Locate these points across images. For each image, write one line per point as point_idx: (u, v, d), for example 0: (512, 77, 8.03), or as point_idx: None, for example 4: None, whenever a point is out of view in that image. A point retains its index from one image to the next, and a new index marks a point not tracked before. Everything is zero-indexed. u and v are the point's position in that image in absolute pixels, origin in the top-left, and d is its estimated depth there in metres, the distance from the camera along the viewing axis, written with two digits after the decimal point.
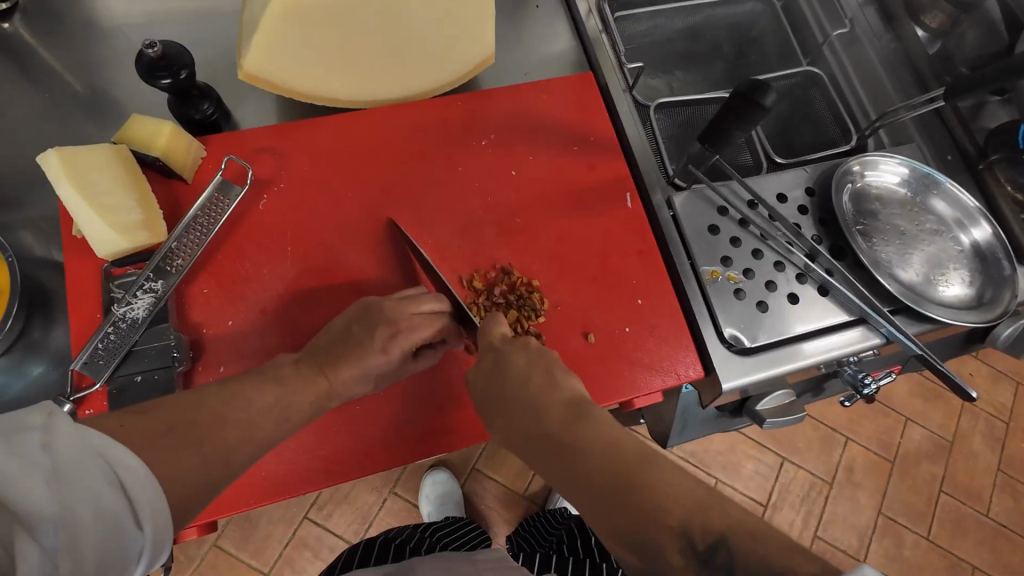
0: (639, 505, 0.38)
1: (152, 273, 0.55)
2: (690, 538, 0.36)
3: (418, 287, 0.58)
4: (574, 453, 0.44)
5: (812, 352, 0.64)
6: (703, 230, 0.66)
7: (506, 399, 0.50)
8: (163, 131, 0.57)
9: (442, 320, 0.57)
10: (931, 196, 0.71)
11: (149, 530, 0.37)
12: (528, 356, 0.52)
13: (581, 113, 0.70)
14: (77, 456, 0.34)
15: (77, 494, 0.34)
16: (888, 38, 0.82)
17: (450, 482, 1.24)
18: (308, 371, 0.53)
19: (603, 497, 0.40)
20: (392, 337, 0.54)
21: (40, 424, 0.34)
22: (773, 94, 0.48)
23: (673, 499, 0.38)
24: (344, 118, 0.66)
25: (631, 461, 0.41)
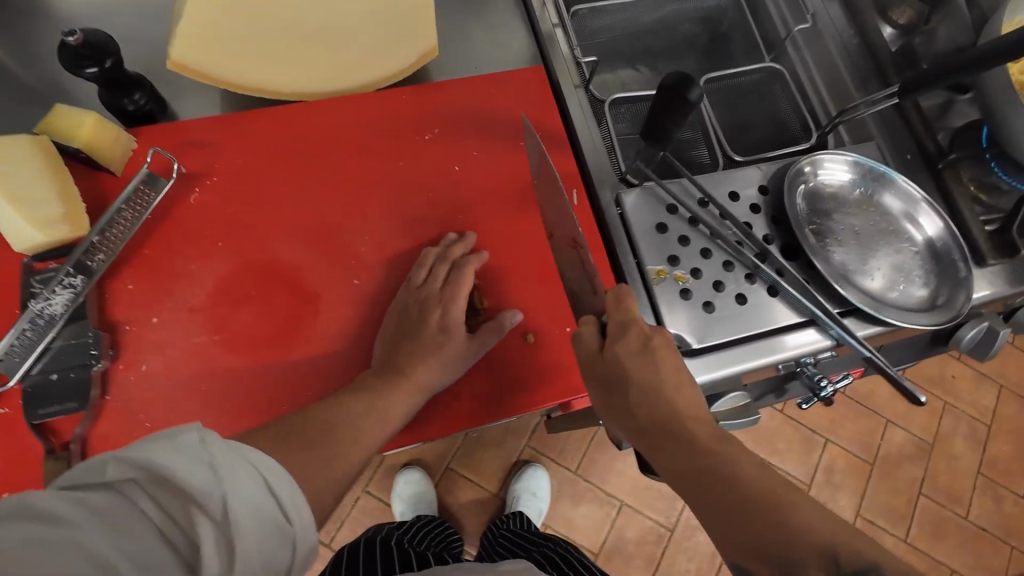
0: (771, 526, 0.39)
1: (73, 268, 0.53)
2: (835, 557, 0.36)
3: (450, 242, 0.61)
4: (694, 455, 0.45)
5: (794, 344, 0.63)
6: (651, 229, 0.65)
7: (646, 379, 0.49)
8: (86, 123, 0.56)
9: (476, 263, 0.59)
10: (887, 195, 0.69)
11: (298, 523, 0.37)
12: (677, 365, 0.50)
13: (532, 108, 0.68)
14: (224, 454, 0.35)
15: (239, 488, 0.34)
16: (852, 33, 0.79)
17: (423, 482, 1.23)
18: (389, 376, 0.54)
19: (731, 510, 0.41)
20: (442, 317, 0.58)
21: (192, 435, 0.35)
22: (699, 88, 0.47)
23: (819, 528, 0.38)
24: (281, 111, 0.64)
25: (774, 483, 0.42)
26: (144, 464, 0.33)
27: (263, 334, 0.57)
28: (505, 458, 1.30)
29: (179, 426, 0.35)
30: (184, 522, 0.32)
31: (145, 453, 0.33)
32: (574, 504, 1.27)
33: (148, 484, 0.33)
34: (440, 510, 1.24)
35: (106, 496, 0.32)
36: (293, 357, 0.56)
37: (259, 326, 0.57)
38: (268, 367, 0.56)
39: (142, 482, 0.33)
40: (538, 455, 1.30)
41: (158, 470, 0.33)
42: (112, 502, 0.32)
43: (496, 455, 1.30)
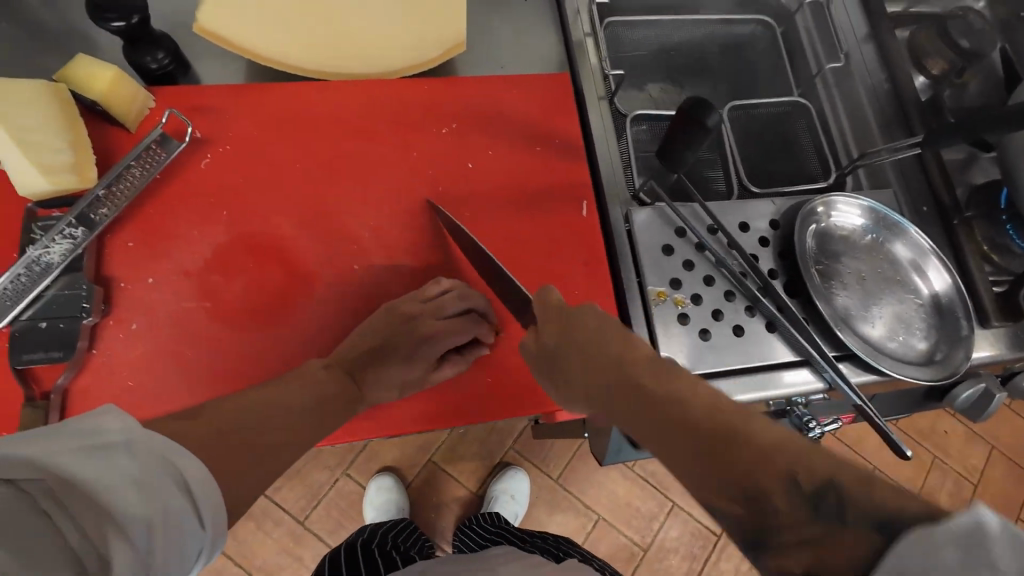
0: (740, 451, 0.34)
1: (76, 219, 0.53)
2: (795, 478, 0.31)
3: (440, 282, 0.58)
4: (648, 394, 0.42)
5: (790, 381, 0.63)
6: (657, 249, 0.64)
7: (581, 349, 0.49)
8: (106, 77, 0.55)
9: (469, 324, 0.58)
10: (897, 244, 0.68)
11: (211, 529, 0.37)
12: (599, 320, 0.50)
13: (553, 113, 0.67)
14: (151, 460, 0.35)
15: (159, 496, 0.34)
16: (883, 78, 0.77)
17: (396, 489, 1.21)
18: (340, 375, 0.53)
19: (676, 440, 0.37)
20: (418, 344, 0.56)
21: (116, 434, 0.35)
22: (718, 115, 0.47)
23: (778, 453, 0.32)
24: (300, 85, 0.62)
25: (719, 399, 0.38)
26: (57, 470, 0.31)
27: (256, 309, 0.56)
28: (487, 457, 1.29)
29: (89, 424, 0.35)
30: (98, 535, 0.31)
31: (51, 452, 0.32)
32: (550, 511, 1.27)
33: (60, 488, 0.31)
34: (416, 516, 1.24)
35: (10, 499, 0.30)
36: (281, 334, 0.56)
37: (250, 298, 0.56)
38: (255, 342, 0.55)
39: (49, 482, 0.31)
40: (520, 459, 1.30)
41: (75, 474, 0.32)
42: (16, 505, 0.30)
43: (478, 453, 1.29)
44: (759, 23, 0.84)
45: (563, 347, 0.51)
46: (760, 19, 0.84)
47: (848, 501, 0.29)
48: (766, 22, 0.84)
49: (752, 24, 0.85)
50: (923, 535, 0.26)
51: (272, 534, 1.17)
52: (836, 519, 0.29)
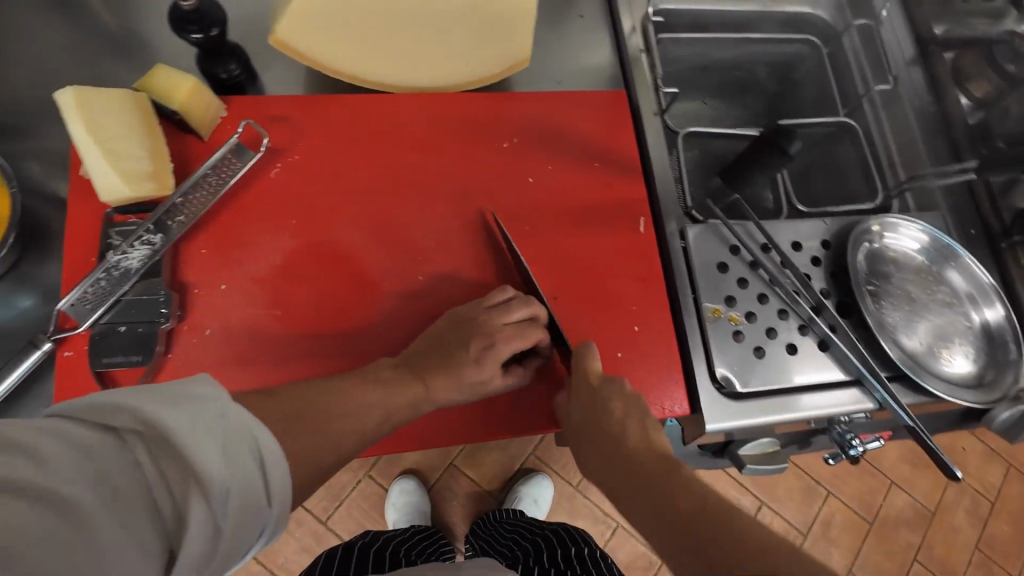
0: (715, 535, 0.41)
1: (153, 225, 0.54)
2: (742, 570, 0.38)
3: (505, 290, 0.59)
4: (655, 493, 0.48)
5: (806, 406, 0.62)
6: (711, 266, 0.65)
7: (600, 433, 0.53)
8: (185, 86, 0.57)
9: (533, 329, 0.58)
10: (948, 268, 0.69)
11: (276, 507, 0.38)
12: (626, 407, 0.54)
13: (609, 130, 0.69)
14: (236, 429, 0.36)
15: (238, 463, 0.35)
16: (930, 100, 0.81)
17: (417, 492, 1.22)
18: (407, 377, 0.53)
19: (671, 530, 0.44)
20: (486, 349, 0.55)
21: (212, 398, 0.36)
22: (799, 143, 0.48)
23: (749, 533, 0.41)
24: (368, 100, 0.65)
25: (710, 504, 0.44)
26: (156, 423, 0.33)
27: (324, 316, 0.57)
28: (508, 462, 1.30)
29: (189, 386, 0.36)
30: (178, 491, 0.32)
31: (154, 407, 0.33)
32: (570, 517, 1.27)
33: (153, 441, 0.33)
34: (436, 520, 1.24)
35: (109, 442, 0.32)
36: (349, 342, 0.57)
37: (319, 306, 0.57)
38: (323, 349, 0.56)
39: (145, 434, 0.33)
40: (541, 465, 1.30)
41: (169, 431, 0.33)
42: (114, 450, 0.32)
43: (500, 459, 1.30)
44: (806, 43, 0.85)
45: (605, 391, 0.55)
46: (807, 39, 0.85)
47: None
48: (814, 42, 0.85)
49: (798, 44, 0.85)
50: None
51: (295, 534, 1.17)
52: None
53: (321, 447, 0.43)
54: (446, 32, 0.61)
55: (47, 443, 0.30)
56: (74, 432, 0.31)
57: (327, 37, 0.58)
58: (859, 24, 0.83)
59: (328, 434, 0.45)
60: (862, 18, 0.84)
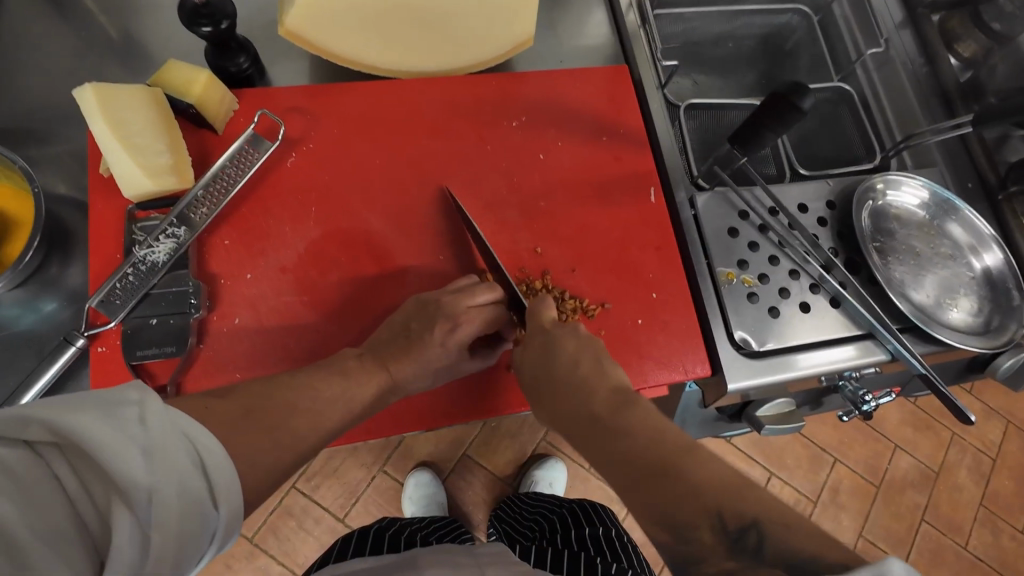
0: (677, 485, 0.39)
1: (176, 219, 0.55)
2: (721, 516, 0.37)
3: (469, 277, 0.59)
4: (610, 433, 0.46)
5: (806, 364, 0.63)
6: (722, 231, 0.67)
7: (553, 380, 0.52)
8: (200, 79, 0.57)
9: (495, 312, 0.57)
10: (949, 222, 0.71)
11: (225, 509, 0.36)
12: (579, 343, 0.53)
13: (613, 104, 0.70)
14: (164, 432, 0.33)
15: (168, 468, 0.32)
16: (921, 62, 0.82)
17: (434, 484, 1.22)
18: (370, 364, 0.53)
19: (633, 480, 0.41)
20: (450, 333, 0.55)
21: (134, 401, 0.33)
22: (812, 98, 0.49)
23: (714, 479, 0.39)
24: (378, 86, 0.66)
25: (669, 445, 0.42)
26: (68, 433, 0.30)
27: (350, 298, 0.58)
28: (520, 449, 1.31)
29: (112, 394, 0.34)
30: (103, 500, 0.31)
31: (67, 416, 0.31)
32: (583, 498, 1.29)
33: (73, 454, 0.31)
34: (452, 510, 1.24)
35: (26, 459, 0.30)
36: (375, 323, 0.58)
37: (345, 291, 0.58)
38: (350, 333, 0.58)
39: (64, 446, 0.31)
40: (552, 449, 1.32)
41: (85, 442, 0.30)
42: (33, 466, 0.30)
43: (513, 446, 1.31)
44: (796, 13, 0.88)
45: (557, 333, 0.54)
46: (797, 9, 0.88)
47: (764, 542, 0.35)
48: (804, 11, 0.87)
49: (789, 14, 0.88)
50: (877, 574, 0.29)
51: (314, 532, 1.18)
52: (753, 555, 0.35)
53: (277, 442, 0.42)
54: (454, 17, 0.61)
55: None
56: None
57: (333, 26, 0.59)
58: None
59: (281, 429, 0.43)
60: None
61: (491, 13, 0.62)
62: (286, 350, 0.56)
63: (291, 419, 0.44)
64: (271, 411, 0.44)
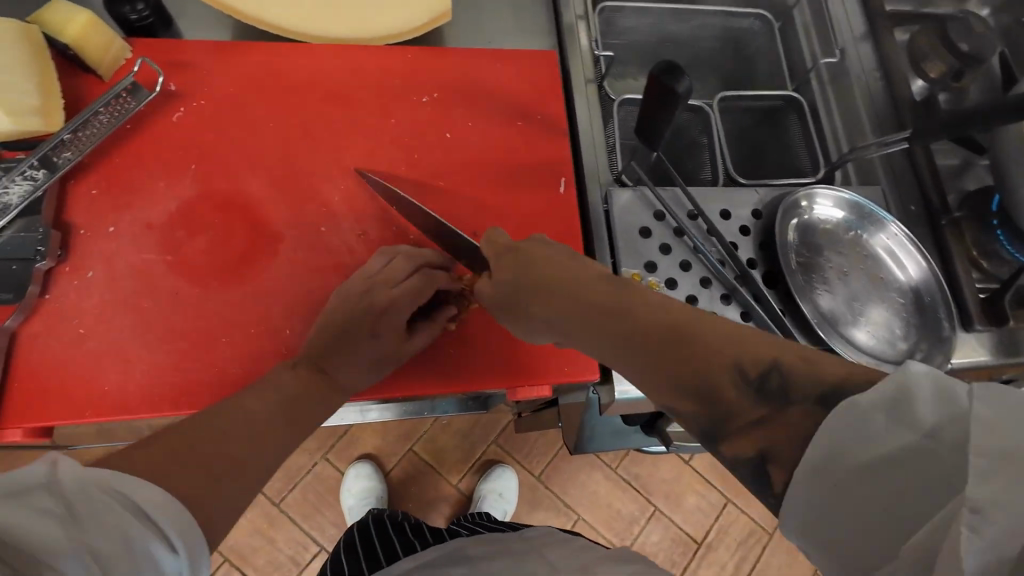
0: (685, 348, 0.39)
1: (38, 161, 0.51)
2: (742, 367, 0.38)
3: (386, 254, 0.55)
4: (616, 311, 0.42)
5: None
6: (633, 231, 0.63)
7: (532, 270, 0.47)
8: (79, 19, 0.54)
9: (425, 284, 0.53)
10: (878, 237, 0.66)
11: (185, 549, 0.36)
12: (552, 249, 0.49)
13: (535, 88, 0.66)
14: (79, 491, 0.33)
15: (96, 530, 0.32)
16: (876, 75, 0.77)
17: (375, 477, 1.18)
18: (306, 373, 0.51)
19: (643, 354, 0.41)
20: (385, 314, 0.52)
21: (39, 480, 0.32)
22: (688, 81, 0.45)
23: (720, 339, 0.39)
24: (285, 48, 0.63)
25: (680, 312, 0.41)
26: None
27: (219, 263, 0.55)
28: (469, 449, 1.26)
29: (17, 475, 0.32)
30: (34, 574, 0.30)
31: None
32: (530, 510, 1.22)
33: None
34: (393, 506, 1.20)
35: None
36: (242, 292, 0.55)
37: (213, 255, 0.55)
38: (210, 301, 0.54)
39: None
40: (502, 455, 1.26)
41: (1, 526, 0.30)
42: None
43: (461, 444, 1.26)
44: (759, 19, 0.83)
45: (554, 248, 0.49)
46: (760, 14, 0.83)
47: (788, 380, 0.36)
48: (765, 17, 0.83)
49: (752, 19, 0.84)
50: (849, 405, 0.33)
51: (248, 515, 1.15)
52: (779, 399, 0.36)
53: (219, 480, 0.42)
54: None
55: None
56: None
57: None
58: None
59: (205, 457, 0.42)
60: None
61: None
62: (137, 311, 0.53)
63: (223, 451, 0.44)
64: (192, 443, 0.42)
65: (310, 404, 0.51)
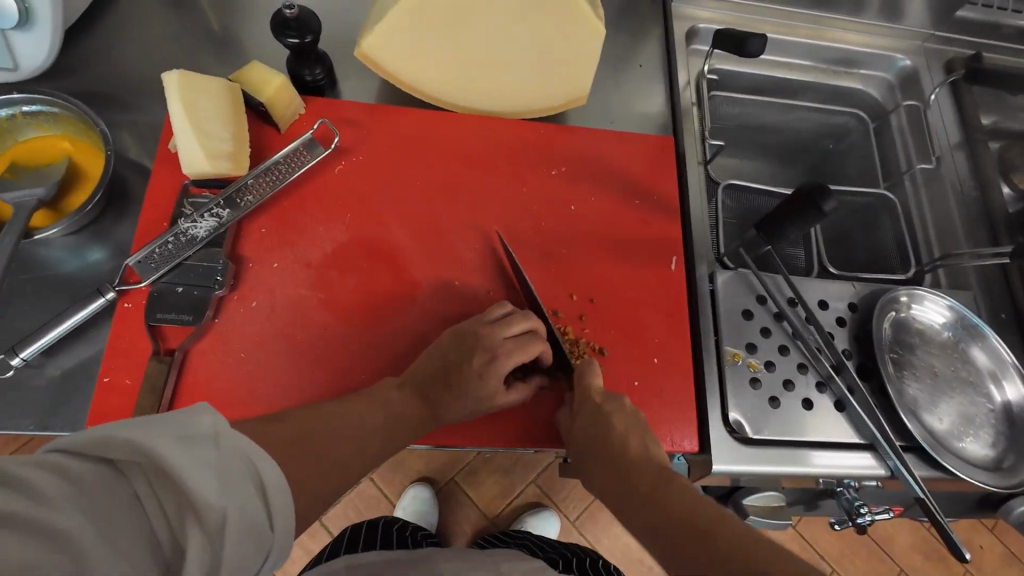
0: (709, 547, 0.38)
1: (224, 201, 0.59)
2: (743, 575, 0.35)
3: (505, 306, 0.60)
4: (652, 499, 0.45)
5: (818, 463, 0.62)
6: (736, 312, 0.67)
7: (601, 444, 0.52)
8: (273, 83, 0.62)
9: (534, 342, 0.58)
10: (973, 345, 0.69)
11: (280, 538, 0.35)
12: (627, 421, 0.54)
13: (652, 171, 0.72)
14: (232, 455, 0.33)
15: (235, 494, 0.32)
16: (971, 185, 0.82)
17: (430, 502, 1.14)
18: (411, 397, 0.54)
19: (672, 542, 0.40)
20: (489, 364, 0.56)
21: (209, 431, 0.33)
22: (834, 202, 0.51)
23: (747, 542, 0.37)
24: (435, 117, 0.70)
25: (708, 511, 0.41)
26: (154, 453, 0.30)
27: (365, 305, 0.61)
28: (510, 483, 1.21)
29: (188, 413, 0.33)
30: (174, 519, 0.30)
31: (153, 437, 0.30)
32: None
33: (150, 474, 0.30)
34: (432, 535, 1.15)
35: (102, 475, 0.29)
36: (384, 335, 0.60)
37: (362, 298, 0.61)
38: (353, 336, 0.60)
39: (143, 467, 0.30)
40: (542, 496, 1.20)
41: (166, 462, 0.30)
42: (109, 483, 0.29)
43: (502, 480, 1.21)
44: (854, 117, 0.89)
45: (607, 409, 0.55)
46: (856, 112, 0.88)
47: None
48: (862, 116, 0.88)
49: (847, 116, 0.89)
50: None
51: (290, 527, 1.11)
52: None
53: (329, 473, 0.43)
54: (516, 59, 0.64)
55: (49, 483, 0.27)
56: (65, 462, 0.29)
57: (406, 41, 0.61)
58: (907, 105, 0.85)
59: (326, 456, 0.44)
60: (911, 99, 0.86)
61: (550, 63, 0.65)
62: (284, 338, 0.58)
63: (336, 442, 0.45)
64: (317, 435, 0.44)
65: (408, 428, 0.53)
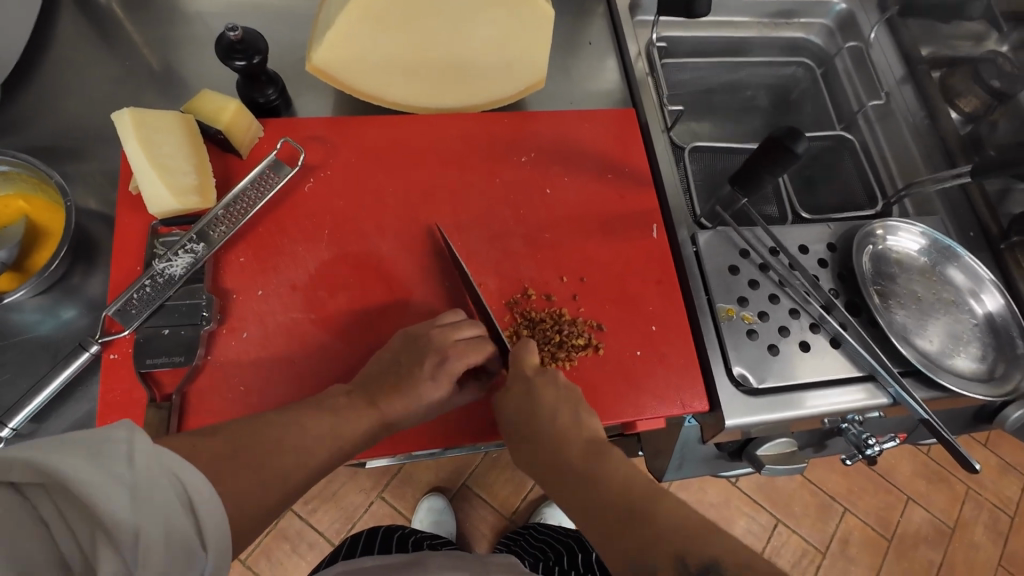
0: (645, 528, 0.39)
1: (196, 235, 0.58)
2: (683, 560, 0.36)
3: (456, 313, 0.58)
4: (585, 478, 0.45)
5: (813, 404, 0.63)
6: (724, 269, 0.68)
7: (530, 423, 0.51)
8: (229, 108, 0.61)
9: (486, 344, 0.57)
10: (949, 267, 0.72)
11: (213, 552, 0.35)
12: (558, 394, 0.53)
13: (618, 144, 0.73)
14: (153, 470, 0.33)
15: (153, 509, 0.32)
16: (921, 114, 0.84)
17: (446, 512, 1.13)
18: (359, 402, 0.52)
19: (607, 521, 0.41)
20: (441, 365, 0.53)
21: (123, 445, 0.33)
22: (806, 143, 0.52)
23: (680, 523, 0.39)
24: (398, 121, 0.70)
25: (642, 493, 0.42)
26: (56, 473, 0.30)
27: (359, 316, 0.60)
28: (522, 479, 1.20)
29: (103, 431, 0.34)
30: (87, 541, 0.30)
31: (57, 459, 0.31)
32: None
33: (58, 495, 0.30)
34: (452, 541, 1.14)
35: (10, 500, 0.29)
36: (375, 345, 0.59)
37: (354, 311, 0.60)
38: (347, 349, 0.59)
39: (49, 489, 0.30)
40: None
41: (72, 481, 0.30)
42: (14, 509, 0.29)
43: (513, 477, 1.20)
44: (801, 66, 0.92)
45: (537, 381, 0.53)
46: (802, 62, 0.92)
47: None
48: (808, 65, 0.92)
49: (795, 66, 0.92)
50: None
51: (308, 559, 1.08)
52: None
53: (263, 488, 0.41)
54: (472, 52, 0.64)
55: None
56: None
57: (357, 56, 0.61)
58: (849, 46, 0.88)
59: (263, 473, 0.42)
60: (853, 41, 0.89)
61: (506, 52, 0.65)
62: (247, 354, 0.57)
63: (278, 456, 0.43)
64: (256, 443, 0.43)
65: (358, 440, 0.50)
